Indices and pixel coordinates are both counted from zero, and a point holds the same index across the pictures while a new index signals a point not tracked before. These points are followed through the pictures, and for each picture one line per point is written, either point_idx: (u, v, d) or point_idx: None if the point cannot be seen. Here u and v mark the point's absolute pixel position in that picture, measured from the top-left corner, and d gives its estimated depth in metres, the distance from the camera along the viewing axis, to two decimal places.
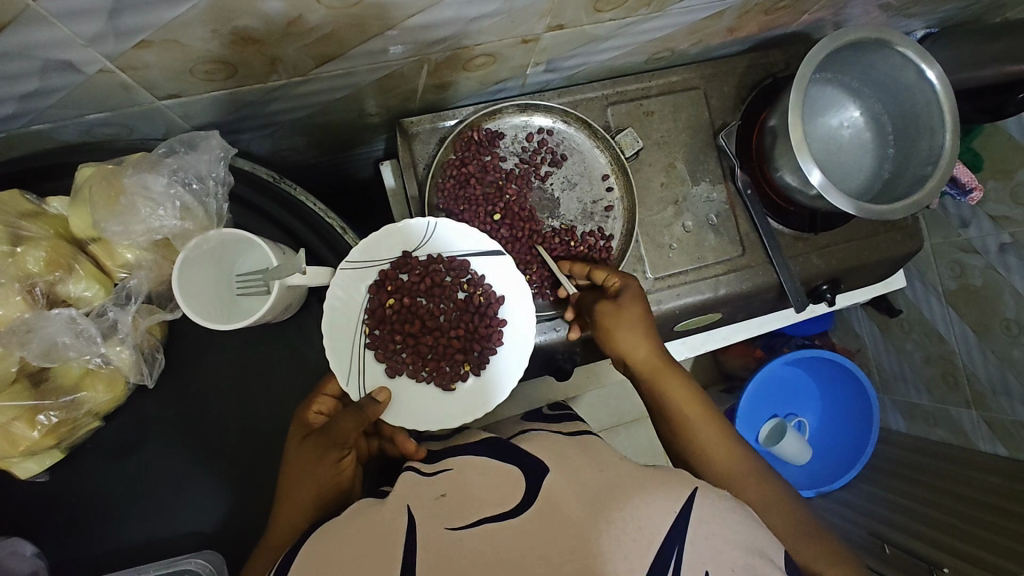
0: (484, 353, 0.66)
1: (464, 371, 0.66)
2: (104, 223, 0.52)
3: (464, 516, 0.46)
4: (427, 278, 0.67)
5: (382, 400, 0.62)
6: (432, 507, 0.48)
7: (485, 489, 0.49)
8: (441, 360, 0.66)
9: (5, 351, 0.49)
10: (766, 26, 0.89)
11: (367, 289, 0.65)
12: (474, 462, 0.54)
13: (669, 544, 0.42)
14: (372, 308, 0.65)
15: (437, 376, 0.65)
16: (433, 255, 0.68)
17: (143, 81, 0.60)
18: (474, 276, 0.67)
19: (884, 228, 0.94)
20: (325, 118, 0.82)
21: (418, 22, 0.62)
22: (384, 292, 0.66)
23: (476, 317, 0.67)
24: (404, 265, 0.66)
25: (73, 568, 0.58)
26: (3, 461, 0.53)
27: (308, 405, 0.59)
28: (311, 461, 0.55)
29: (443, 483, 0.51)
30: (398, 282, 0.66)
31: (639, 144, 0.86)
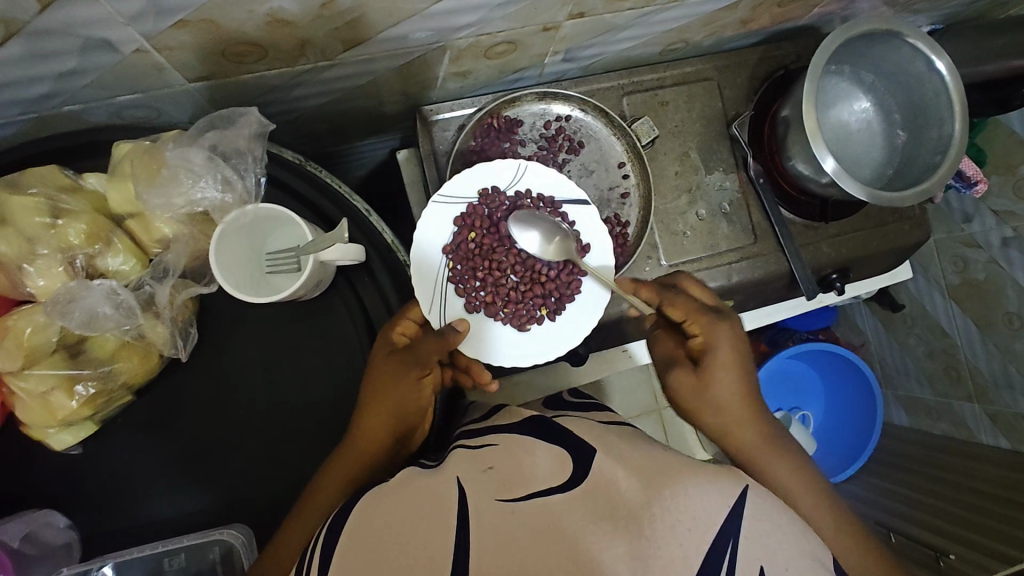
0: (561, 300, 0.74)
1: (539, 314, 0.73)
2: (145, 196, 0.54)
3: (513, 489, 0.47)
4: (512, 218, 0.74)
5: (463, 329, 0.65)
6: (480, 479, 0.48)
7: (533, 465, 0.50)
8: (518, 303, 0.73)
9: (48, 322, 0.51)
10: (778, 19, 0.91)
11: (454, 225, 0.73)
12: (522, 440, 0.54)
13: (723, 536, 0.43)
14: (457, 243, 0.72)
15: (513, 318, 0.72)
16: (520, 196, 0.75)
17: (176, 62, 0.61)
18: (561, 223, 0.74)
19: (893, 218, 0.96)
20: (345, 105, 0.83)
21: (444, 8, 0.63)
22: (470, 228, 0.73)
23: (556, 263, 0.74)
24: (491, 201, 0.73)
25: (104, 540, 0.59)
26: (41, 431, 0.54)
27: (393, 324, 0.62)
28: (394, 375, 0.59)
29: (490, 455, 0.52)
30: (483, 220, 0.73)
31: (655, 132, 0.87)
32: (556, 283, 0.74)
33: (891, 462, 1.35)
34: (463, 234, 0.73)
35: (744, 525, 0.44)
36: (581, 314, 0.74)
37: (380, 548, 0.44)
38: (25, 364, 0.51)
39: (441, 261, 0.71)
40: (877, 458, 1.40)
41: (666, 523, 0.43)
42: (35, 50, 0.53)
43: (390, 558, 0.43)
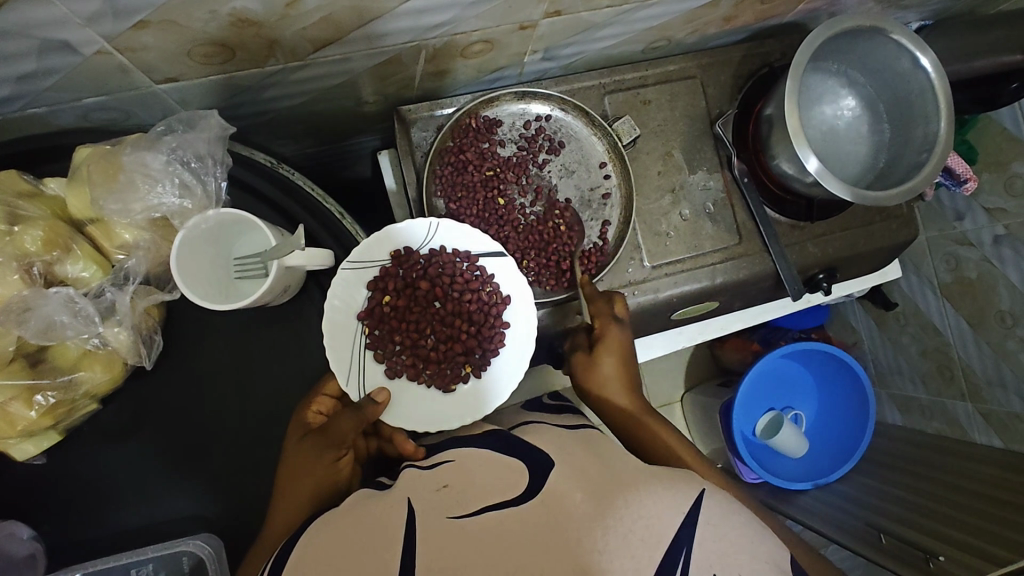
0: (487, 354, 0.67)
1: (465, 373, 0.67)
2: (102, 201, 0.53)
3: (465, 506, 0.46)
4: (429, 275, 0.67)
5: (381, 402, 0.62)
6: (433, 499, 0.47)
7: (487, 481, 0.48)
8: (441, 363, 0.67)
9: (4, 331, 0.49)
10: (763, 15, 0.89)
11: (365, 289, 0.65)
12: (479, 455, 0.53)
13: (677, 545, 0.42)
14: (370, 308, 0.65)
15: (437, 378, 0.66)
16: (436, 250, 0.68)
17: (141, 63, 0.59)
18: (484, 274, 0.68)
19: (880, 218, 0.95)
20: (322, 106, 0.82)
21: (415, 6, 0.62)
22: (381, 290, 0.66)
23: (480, 317, 0.68)
24: (405, 261, 0.67)
25: (70, 551, 0.58)
26: (1, 442, 0.53)
27: (308, 405, 0.60)
28: (307, 460, 0.56)
29: (444, 473, 0.51)
30: (397, 279, 0.66)
31: (637, 131, 0.87)
32: (483, 336, 0.68)
33: (884, 461, 1.34)
34: (374, 298, 0.65)
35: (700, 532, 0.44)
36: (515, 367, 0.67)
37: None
38: None
39: (356, 330, 0.64)
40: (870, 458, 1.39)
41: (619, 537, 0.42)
42: None
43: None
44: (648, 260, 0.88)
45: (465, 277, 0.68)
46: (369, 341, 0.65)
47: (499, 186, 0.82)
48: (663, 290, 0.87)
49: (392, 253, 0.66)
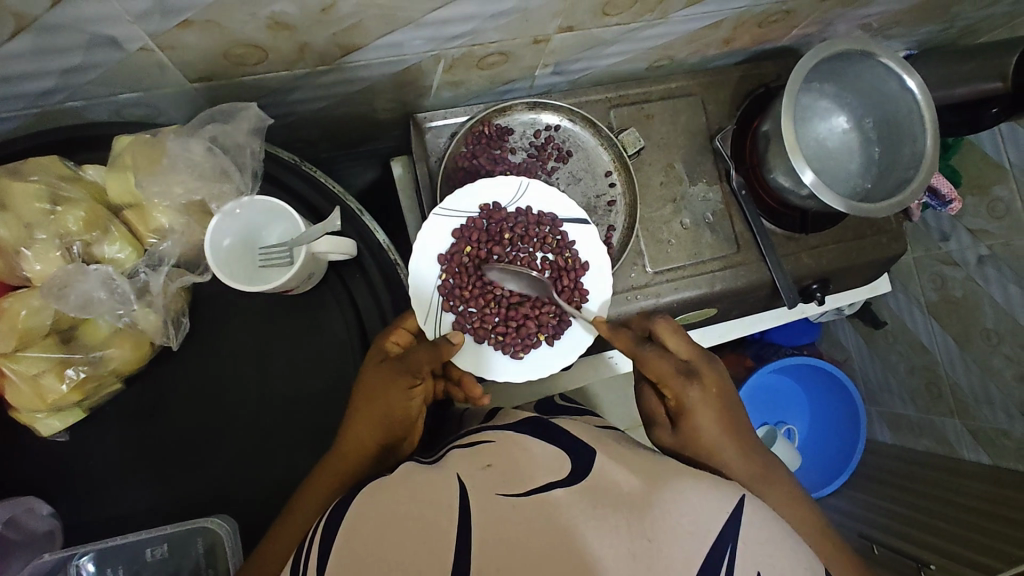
0: (560, 324, 0.76)
1: (537, 338, 0.76)
2: (145, 186, 0.56)
3: (514, 484, 0.48)
4: (513, 234, 0.77)
5: (455, 342, 0.66)
6: (481, 477, 0.49)
7: (533, 464, 0.50)
8: (514, 323, 0.76)
9: (42, 305, 0.52)
10: (759, 39, 0.95)
11: (453, 238, 0.76)
12: (520, 439, 0.55)
13: (722, 543, 0.44)
14: (452, 255, 0.75)
15: (508, 339, 0.75)
16: (520, 209, 0.78)
17: (179, 62, 0.63)
18: (564, 239, 0.77)
19: (870, 232, 0.99)
20: (341, 112, 0.86)
21: (439, 17, 0.66)
22: (466, 241, 0.76)
23: (556, 284, 0.77)
24: (493, 216, 0.76)
25: (85, 529, 0.59)
26: (29, 416, 0.55)
27: (388, 335, 0.63)
28: (385, 385, 0.58)
29: (485, 454, 0.53)
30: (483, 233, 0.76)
31: (641, 143, 0.90)
32: (558, 304, 0.77)
33: (876, 476, 1.37)
34: (460, 246, 0.75)
35: (740, 529, 0.46)
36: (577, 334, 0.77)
37: (381, 547, 0.45)
38: (18, 346, 0.52)
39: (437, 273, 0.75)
40: (861, 473, 1.42)
41: (669, 525, 0.44)
42: (41, 45, 0.55)
43: (396, 559, 0.43)
44: (650, 265, 0.91)
45: (546, 240, 0.77)
46: (448, 285, 0.74)
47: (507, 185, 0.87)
48: (665, 296, 0.91)
49: (483, 207, 0.77)
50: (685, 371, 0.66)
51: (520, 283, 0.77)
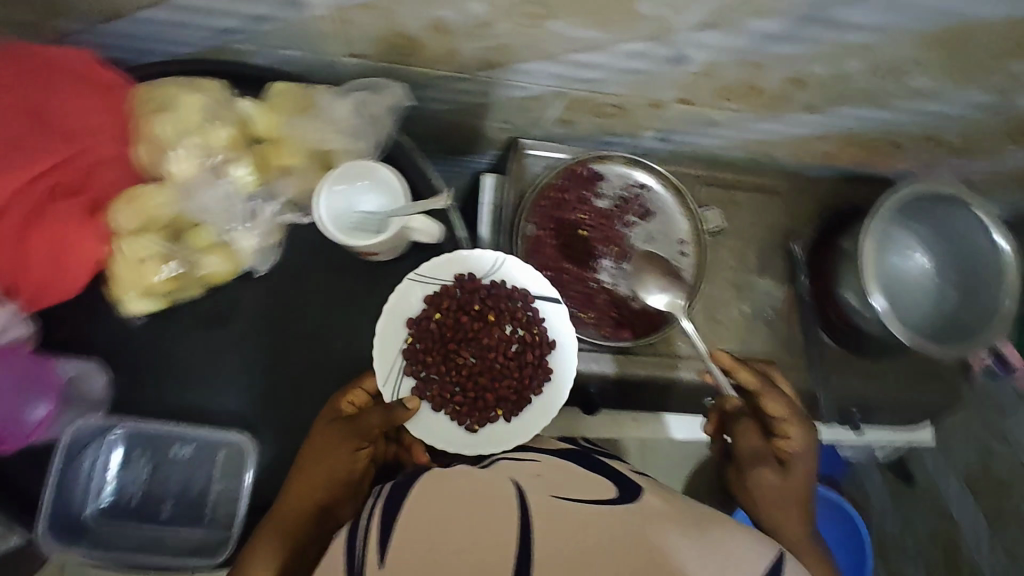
0: (522, 400, 0.67)
1: (495, 414, 0.66)
2: (287, 128, 0.63)
3: (568, 490, 0.49)
4: (488, 304, 0.68)
5: (411, 408, 0.61)
6: (534, 480, 0.50)
7: (581, 482, 0.52)
8: (474, 395, 0.66)
9: (170, 201, 0.60)
10: (859, 162, 0.98)
11: (422, 300, 0.67)
12: (564, 464, 0.56)
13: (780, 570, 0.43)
14: (419, 319, 0.67)
15: (465, 412, 0.66)
16: (498, 282, 0.69)
17: (343, 36, 0.71)
18: (535, 315, 0.68)
19: (922, 375, 0.98)
20: (457, 119, 0.93)
21: (576, 59, 0.72)
22: (435, 306, 0.67)
23: (526, 358, 0.67)
24: (466, 286, 0.67)
25: (127, 409, 0.64)
26: (123, 291, 0.61)
27: (344, 394, 0.63)
28: (330, 447, 0.59)
29: (531, 468, 0.54)
30: (452, 300, 0.67)
31: (723, 224, 0.93)
32: (525, 382, 0.66)
33: None
34: (426, 312, 0.67)
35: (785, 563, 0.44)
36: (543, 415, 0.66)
37: (445, 519, 0.43)
38: (139, 228, 0.59)
39: (398, 336, 0.67)
40: None
41: (734, 548, 0.43)
42: None
43: (459, 524, 0.42)
44: (695, 339, 0.93)
45: (523, 316, 0.68)
46: (409, 350, 0.66)
47: (585, 224, 0.91)
48: (700, 370, 0.93)
49: (456, 276, 0.68)
50: (807, 420, 0.69)
51: (488, 358, 0.67)
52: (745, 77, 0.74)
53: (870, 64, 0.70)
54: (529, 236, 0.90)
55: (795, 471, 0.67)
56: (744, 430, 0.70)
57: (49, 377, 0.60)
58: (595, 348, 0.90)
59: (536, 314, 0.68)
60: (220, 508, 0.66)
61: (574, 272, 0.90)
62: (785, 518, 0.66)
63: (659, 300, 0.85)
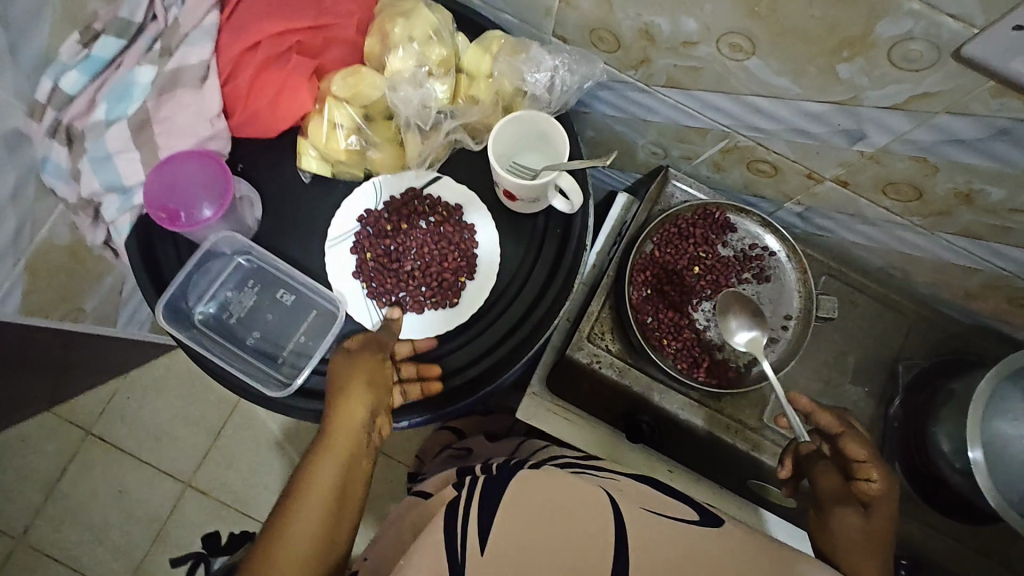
0: (466, 262, 0.74)
1: (460, 283, 0.74)
2: (494, 69, 0.71)
3: (652, 511, 0.56)
4: (389, 219, 0.74)
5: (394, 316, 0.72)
6: (620, 495, 0.58)
7: (658, 501, 0.59)
8: (434, 282, 0.74)
9: (377, 85, 0.68)
10: (999, 316, 0.93)
11: (351, 253, 0.74)
12: (635, 483, 0.64)
13: None
14: (359, 267, 0.73)
15: (435, 296, 0.74)
16: (387, 200, 0.75)
17: (560, 16, 0.79)
18: (431, 200, 0.75)
19: (995, 559, 0.90)
20: (620, 131, 0.99)
21: (759, 103, 0.76)
22: (363, 249, 0.74)
23: (450, 235, 0.74)
24: (368, 220, 0.74)
25: (267, 244, 0.73)
26: (307, 145, 0.71)
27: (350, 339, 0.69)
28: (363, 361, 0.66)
29: (612, 481, 0.62)
30: (369, 236, 0.74)
31: (834, 314, 0.90)
32: (456, 249, 0.74)
33: None
34: (359, 258, 0.74)
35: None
36: (488, 275, 0.74)
37: (543, 527, 0.51)
38: (345, 98, 0.68)
39: (355, 288, 0.73)
40: None
41: None
42: None
43: (565, 533, 0.51)
44: (767, 417, 0.90)
45: (418, 210, 0.74)
46: (371, 292, 0.73)
47: (700, 263, 0.92)
48: (763, 452, 0.89)
49: (356, 215, 0.74)
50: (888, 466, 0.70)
51: (427, 247, 0.75)
52: (915, 177, 0.75)
53: None
54: (645, 251, 0.92)
55: (878, 513, 0.66)
56: (823, 467, 0.71)
57: (226, 187, 0.67)
58: (665, 381, 0.90)
59: (434, 198, 0.75)
60: (292, 359, 0.73)
61: (674, 299, 0.91)
62: (864, 562, 0.63)
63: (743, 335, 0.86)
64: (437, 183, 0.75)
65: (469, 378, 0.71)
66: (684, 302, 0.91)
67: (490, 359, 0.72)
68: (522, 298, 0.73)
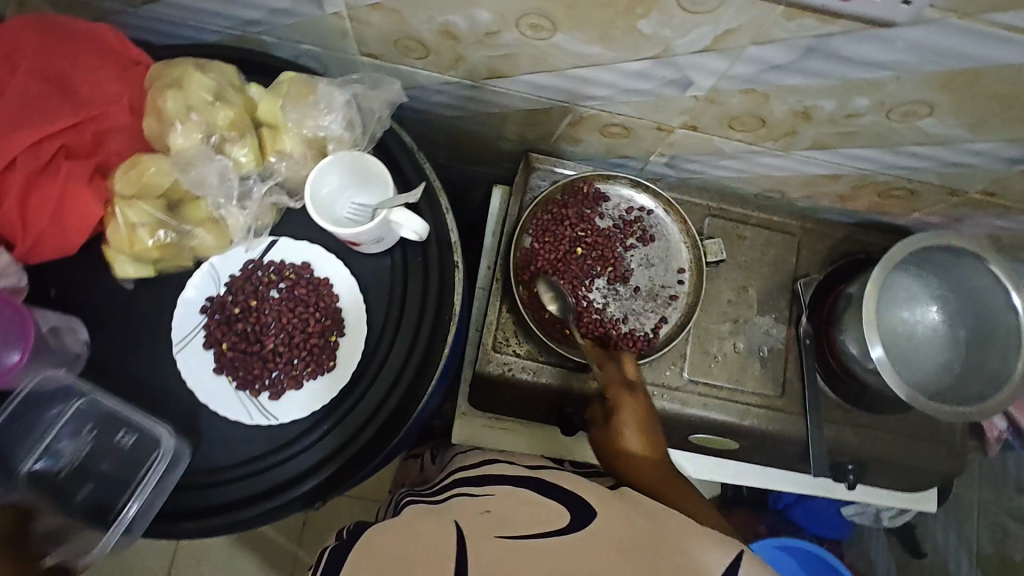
0: (332, 317, 0.69)
1: (332, 341, 0.69)
2: (287, 113, 0.65)
3: (506, 526, 0.52)
4: (237, 299, 0.68)
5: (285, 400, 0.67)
6: (478, 520, 0.54)
7: (527, 512, 0.55)
8: (304, 348, 0.68)
9: (167, 171, 0.62)
10: (876, 208, 0.95)
11: (205, 348, 0.67)
12: (520, 493, 0.60)
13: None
14: (218, 360, 0.67)
15: (309, 363, 0.68)
16: (229, 280, 0.69)
17: (359, 35, 0.74)
18: (276, 266, 0.70)
19: (930, 440, 0.92)
20: (471, 128, 0.95)
21: (582, 74, 0.74)
22: (217, 339, 0.67)
23: (307, 294, 0.69)
24: (214, 307, 0.68)
25: (104, 366, 0.66)
26: (114, 253, 0.63)
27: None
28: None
29: (488, 502, 0.58)
30: (220, 323, 0.68)
31: (723, 256, 0.92)
32: (317, 306, 0.69)
33: None
34: (216, 350, 0.67)
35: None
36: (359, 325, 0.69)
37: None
38: (134, 194, 0.62)
39: (221, 383, 0.67)
40: None
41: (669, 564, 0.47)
42: None
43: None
44: (687, 372, 0.91)
45: (265, 280, 0.69)
46: (239, 383, 0.66)
47: (582, 240, 0.91)
48: (690, 406, 0.89)
49: (199, 308, 0.68)
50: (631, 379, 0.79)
51: (286, 316, 0.69)
52: (751, 107, 0.74)
53: (879, 102, 0.69)
54: (524, 247, 0.90)
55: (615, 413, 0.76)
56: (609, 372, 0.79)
57: (29, 330, 0.61)
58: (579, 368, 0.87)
59: (278, 263, 0.70)
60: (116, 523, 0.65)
61: (566, 284, 0.89)
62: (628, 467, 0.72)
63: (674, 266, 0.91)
64: (275, 247, 0.70)
65: (363, 445, 0.66)
66: (578, 284, 0.89)
67: (383, 413, 0.66)
68: (400, 343, 0.68)
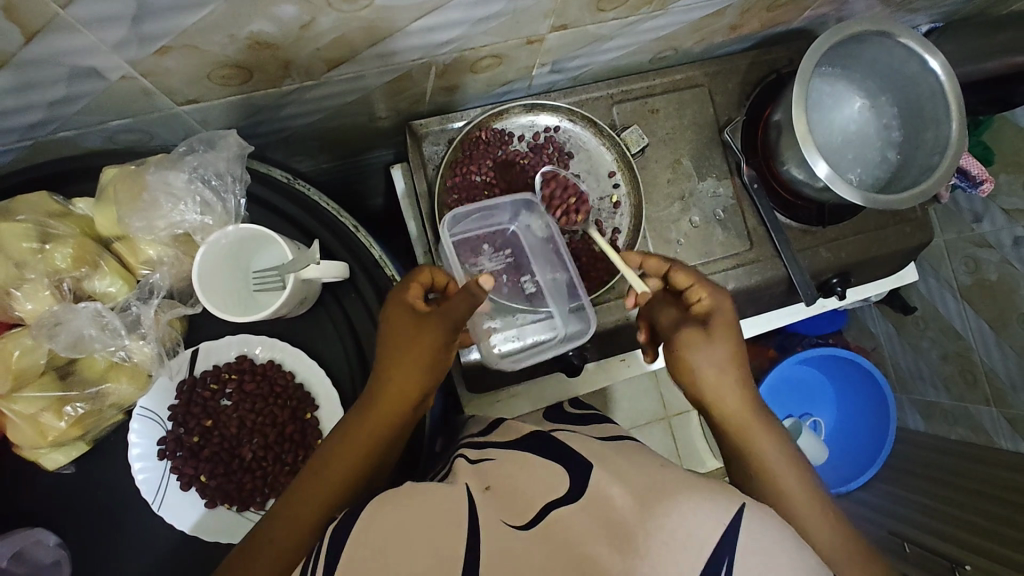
0: (296, 396, 0.65)
1: (310, 419, 0.65)
2: (128, 219, 0.59)
3: (515, 508, 0.47)
4: (192, 426, 0.63)
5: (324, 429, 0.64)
6: (482, 497, 0.49)
7: (530, 482, 0.50)
8: (285, 438, 0.64)
9: (35, 344, 0.55)
10: (768, 23, 0.90)
11: (187, 490, 0.62)
12: (517, 457, 0.55)
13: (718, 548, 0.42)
14: (207, 494, 0.62)
15: (299, 450, 0.64)
16: (174, 413, 0.63)
17: (164, 87, 0.62)
18: (212, 375, 0.64)
19: (894, 223, 0.94)
20: (340, 121, 0.84)
21: (425, 24, 0.64)
22: (194, 476, 0.62)
23: (258, 386, 0.64)
24: (173, 447, 0.62)
25: (94, 557, 0.61)
26: (33, 452, 0.57)
27: None
28: None
29: (488, 473, 0.53)
30: (186, 459, 0.62)
31: (645, 141, 0.88)
32: (275, 392, 0.64)
33: (904, 468, 1.32)
34: (199, 486, 0.62)
35: (739, 533, 0.43)
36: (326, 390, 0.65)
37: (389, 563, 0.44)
38: (13, 387, 0.55)
39: (225, 514, 0.62)
40: (890, 464, 1.37)
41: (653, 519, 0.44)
42: (22, 81, 0.55)
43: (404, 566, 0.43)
44: None
45: (209, 394, 0.64)
46: (237, 506, 0.62)
47: (506, 188, 0.85)
48: None
49: (155, 455, 0.62)
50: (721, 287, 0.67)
51: (249, 417, 0.64)
52: None
53: None
54: None
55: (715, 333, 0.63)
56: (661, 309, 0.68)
57: None
58: None
59: (212, 370, 0.65)
60: None
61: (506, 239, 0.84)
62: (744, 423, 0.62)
63: (603, 162, 0.88)
64: (200, 356, 0.65)
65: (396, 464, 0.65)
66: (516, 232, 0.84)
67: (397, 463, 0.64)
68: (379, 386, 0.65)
